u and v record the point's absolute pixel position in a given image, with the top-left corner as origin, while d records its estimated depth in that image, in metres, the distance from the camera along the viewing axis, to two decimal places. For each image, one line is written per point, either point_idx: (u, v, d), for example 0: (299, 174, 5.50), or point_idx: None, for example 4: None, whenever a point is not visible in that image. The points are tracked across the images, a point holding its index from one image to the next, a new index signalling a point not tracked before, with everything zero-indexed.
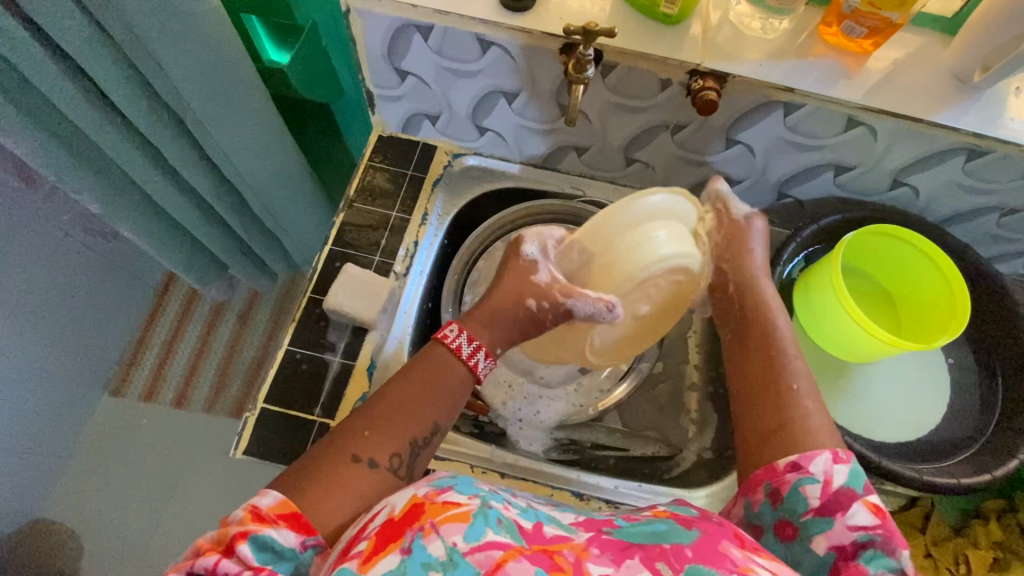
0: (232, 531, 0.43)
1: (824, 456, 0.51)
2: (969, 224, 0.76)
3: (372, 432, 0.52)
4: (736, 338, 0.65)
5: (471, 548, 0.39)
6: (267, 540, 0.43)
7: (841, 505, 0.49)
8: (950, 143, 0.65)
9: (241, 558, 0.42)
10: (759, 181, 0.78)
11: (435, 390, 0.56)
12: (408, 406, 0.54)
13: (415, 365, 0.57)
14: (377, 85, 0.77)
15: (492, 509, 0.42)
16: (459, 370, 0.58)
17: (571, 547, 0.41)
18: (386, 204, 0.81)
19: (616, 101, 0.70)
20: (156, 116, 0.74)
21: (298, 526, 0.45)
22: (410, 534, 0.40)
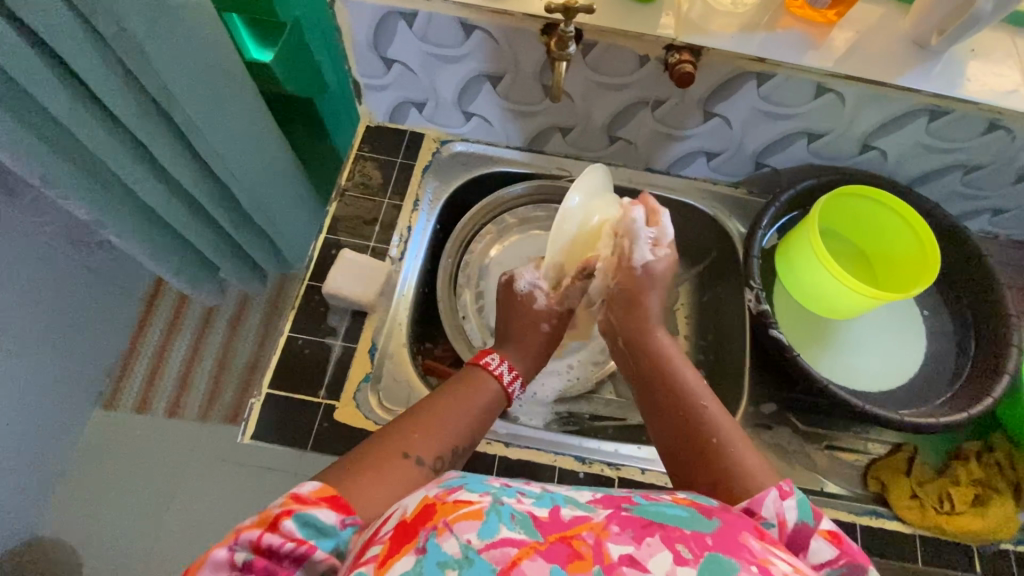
0: (274, 510, 0.43)
1: (772, 494, 0.46)
2: (936, 183, 0.80)
3: (422, 433, 0.55)
4: (649, 397, 0.60)
5: (485, 545, 0.36)
6: (310, 517, 0.43)
7: (799, 544, 0.45)
8: (914, 105, 0.69)
9: (286, 532, 0.42)
10: (737, 153, 0.81)
11: (477, 406, 0.60)
12: (453, 414, 0.58)
13: (455, 384, 0.61)
14: (363, 74, 0.79)
15: (504, 505, 0.40)
16: (492, 385, 0.63)
17: (591, 529, 0.38)
18: (378, 192, 0.82)
19: (597, 79, 0.72)
20: (145, 113, 0.75)
21: (338, 505, 0.45)
22: (422, 534, 0.38)
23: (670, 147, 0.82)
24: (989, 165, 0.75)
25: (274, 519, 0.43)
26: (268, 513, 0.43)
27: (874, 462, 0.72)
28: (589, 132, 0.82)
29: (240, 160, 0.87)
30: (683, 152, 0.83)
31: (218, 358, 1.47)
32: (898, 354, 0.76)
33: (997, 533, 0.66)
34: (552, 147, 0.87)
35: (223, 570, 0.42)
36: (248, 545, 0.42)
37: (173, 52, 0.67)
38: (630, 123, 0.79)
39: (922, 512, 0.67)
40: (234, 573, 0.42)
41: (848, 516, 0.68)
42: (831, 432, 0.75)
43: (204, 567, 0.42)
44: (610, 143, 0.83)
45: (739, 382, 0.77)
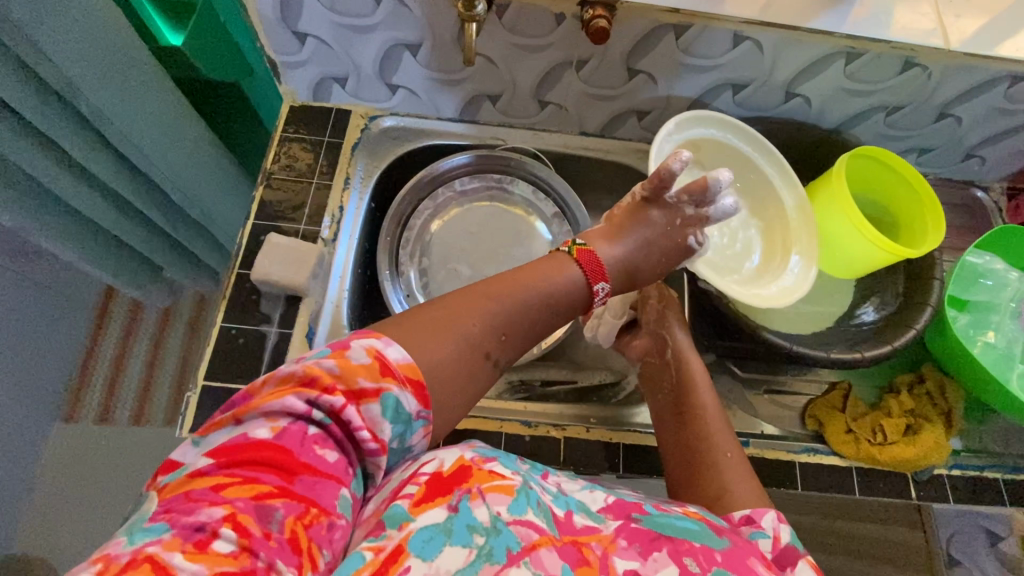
0: (361, 380, 0.40)
1: (770, 515, 0.52)
2: (861, 127, 0.82)
3: (504, 333, 0.50)
4: (669, 412, 0.66)
5: (513, 520, 0.41)
6: (397, 405, 0.41)
7: (788, 561, 0.47)
8: (829, 49, 0.69)
9: (367, 413, 0.40)
10: (667, 109, 0.81)
11: (558, 304, 0.55)
12: (529, 309, 0.52)
13: (530, 270, 0.55)
14: (278, 51, 0.76)
15: (532, 493, 0.44)
16: (575, 276, 0.56)
17: (599, 539, 0.42)
18: (306, 173, 0.80)
19: (517, 42, 0.71)
20: (48, 108, 0.71)
21: (420, 396, 0.43)
22: (456, 494, 0.42)
23: (601, 108, 0.82)
24: (909, 105, 0.77)
25: (363, 393, 0.40)
26: (357, 382, 0.40)
27: (812, 402, 0.74)
28: (518, 98, 0.81)
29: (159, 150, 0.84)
30: (614, 113, 0.82)
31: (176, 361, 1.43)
32: (827, 295, 0.77)
33: (927, 460, 0.69)
34: (484, 115, 0.85)
35: (293, 416, 0.39)
36: (326, 407, 0.39)
37: (61, 34, 0.64)
38: (558, 86, 0.78)
39: (857, 445, 0.70)
40: (307, 423, 0.39)
41: (786, 455, 0.70)
42: (771, 376, 0.76)
43: (277, 402, 0.38)
44: (541, 108, 0.82)
45: None
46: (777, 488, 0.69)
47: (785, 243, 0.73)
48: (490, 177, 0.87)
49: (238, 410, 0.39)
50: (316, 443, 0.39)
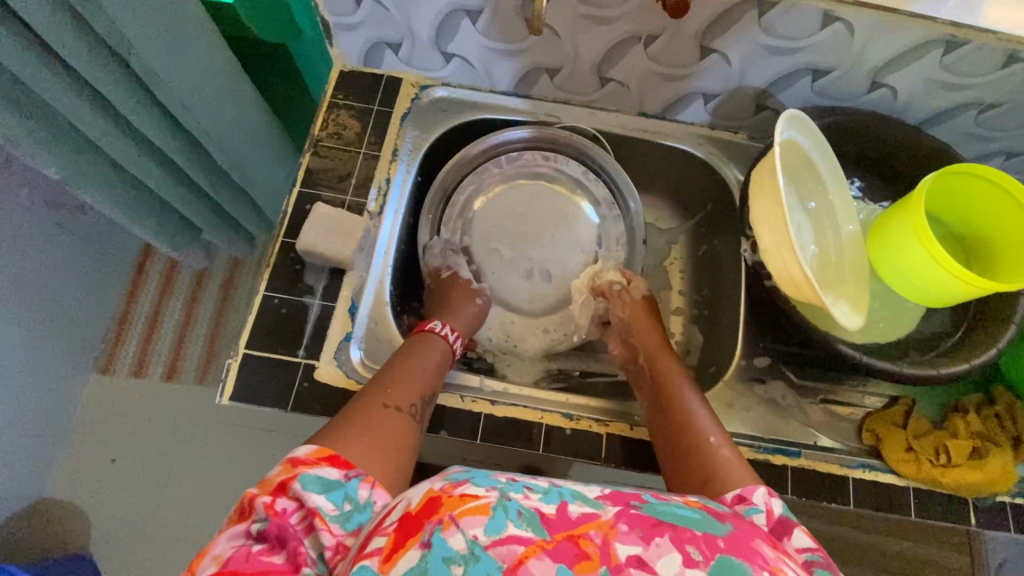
0: (276, 479, 0.48)
1: (761, 490, 0.52)
2: (948, 124, 0.75)
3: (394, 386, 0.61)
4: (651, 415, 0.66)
5: (492, 542, 0.40)
6: (316, 476, 0.48)
7: (783, 531, 0.49)
8: (929, 36, 0.63)
9: (295, 494, 0.46)
10: (737, 92, 0.76)
11: (432, 359, 0.67)
12: (422, 364, 0.65)
13: (402, 350, 0.67)
14: (332, 12, 0.72)
15: (511, 501, 0.42)
16: (442, 344, 0.70)
17: (598, 527, 0.41)
18: (354, 141, 0.78)
19: (585, 13, 0.66)
20: (100, 61, 0.69)
21: (339, 463, 0.50)
22: (428, 527, 0.41)
23: (664, 89, 0.77)
24: (1007, 102, 0.70)
25: (285, 485, 0.47)
26: (275, 481, 0.48)
27: (870, 415, 0.70)
28: (578, 73, 0.76)
29: (209, 112, 0.83)
30: (678, 95, 0.78)
31: (211, 322, 1.45)
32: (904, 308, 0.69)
33: (988, 487, 0.65)
34: (539, 91, 0.81)
35: (234, 546, 0.44)
36: (258, 517, 0.45)
37: None
38: (622, 63, 0.73)
39: (916, 465, 0.66)
40: (250, 543, 0.44)
41: (839, 469, 0.67)
42: (827, 385, 0.72)
43: (220, 542, 0.45)
44: (601, 85, 0.78)
45: (733, 335, 0.74)
46: (825, 502, 0.66)
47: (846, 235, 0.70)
48: (540, 157, 0.84)
49: (192, 567, 0.44)
50: (262, 555, 0.43)
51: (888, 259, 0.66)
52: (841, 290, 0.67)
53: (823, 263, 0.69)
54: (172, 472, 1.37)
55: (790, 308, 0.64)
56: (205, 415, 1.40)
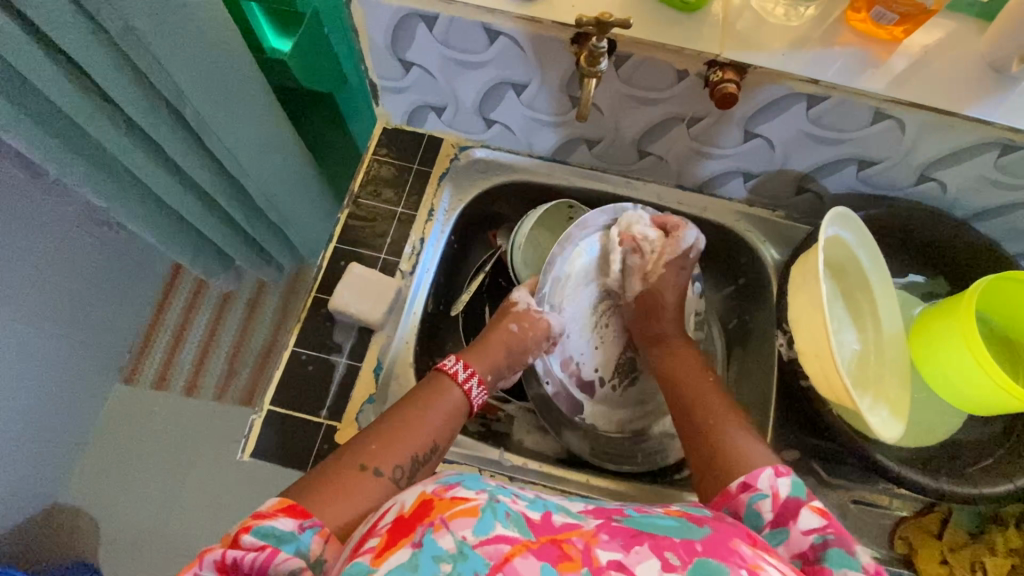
0: (235, 530, 0.48)
1: (767, 473, 0.53)
2: (998, 220, 0.73)
3: (378, 444, 0.56)
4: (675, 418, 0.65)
5: (480, 541, 0.38)
6: (269, 529, 0.47)
7: (790, 514, 0.50)
8: (985, 137, 0.61)
9: (247, 546, 0.46)
10: (778, 174, 0.75)
11: (437, 413, 0.61)
12: (424, 420, 0.59)
13: (416, 395, 0.61)
14: (381, 76, 0.74)
15: (500, 503, 0.42)
16: (457, 392, 0.63)
17: (580, 535, 0.40)
18: (391, 199, 0.80)
19: (629, 93, 0.67)
20: (156, 111, 0.72)
21: (296, 513, 0.49)
22: (420, 528, 0.40)
23: (704, 165, 0.76)
24: None
25: (236, 540, 0.47)
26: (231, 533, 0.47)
27: (903, 519, 0.69)
28: (618, 145, 0.76)
29: (253, 159, 0.85)
30: (717, 171, 0.77)
31: (231, 343, 1.45)
32: (943, 411, 0.67)
33: None
34: (578, 157, 0.81)
35: None
36: (213, 566, 0.46)
37: (182, 49, 0.64)
38: (663, 139, 0.73)
39: None
40: None
41: None
42: (853, 484, 0.70)
43: None
44: (640, 157, 0.78)
45: (762, 422, 0.72)
46: None
47: (874, 317, 0.68)
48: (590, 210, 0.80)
49: None
50: None
51: (921, 339, 0.65)
52: (876, 389, 0.66)
53: (861, 362, 0.67)
54: (177, 495, 1.35)
55: (826, 409, 0.62)
56: (217, 436, 1.39)
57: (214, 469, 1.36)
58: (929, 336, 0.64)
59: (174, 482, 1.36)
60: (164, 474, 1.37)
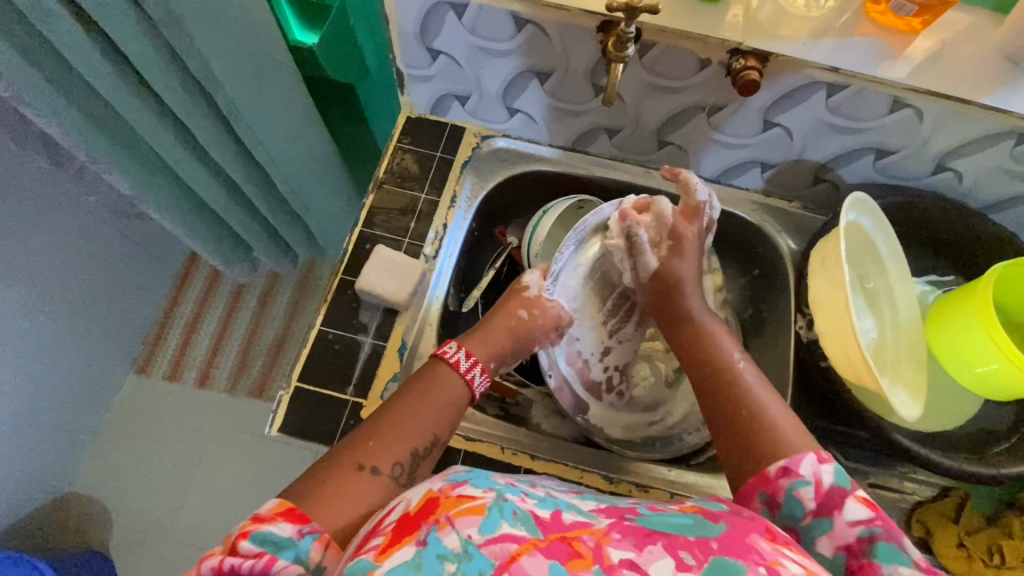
0: (234, 534, 0.45)
1: (810, 456, 0.49)
2: (1012, 211, 0.74)
3: (375, 441, 0.55)
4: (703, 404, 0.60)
5: (485, 541, 0.39)
6: (268, 535, 0.45)
7: (835, 503, 0.47)
8: (1001, 127, 0.63)
9: (244, 553, 0.44)
10: (795, 164, 0.76)
11: (435, 404, 0.59)
12: (421, 412, 0.58)
13: (415, 385, 0.60)
14: (408, 65, 0.76)
15: (507, 501, 0.43)
16: (456, 381, 0.61)
17: (592, 533, 0.42)
18: (415, 185, 0.82)
19: (652, 81, 0.68)
20: (189, 96, 0.74)
21: (295, 518, 0.47)
22: (424, 527, 0.41)
23: (721, 155, 0.78)
24: None
25: (234, 547, 0.45)
26: (231, 538, 0.45)
27: (920, 505, 0.69)
28: (638, 135, 0.78)
29: (280, 146, 0.87)
30: (734, 161, 0.78)
31: (246, 334, 1.46)
32: (957, 398, 0.68)
33: None
34: (597, 147, 0.83)
35: None
36: (211, 574, 0.44)
37: (219, 34, 0.66)
38: (683, 128, 0.75)
39: (968, 564, 0.64)
40: None
41: None
42: (871, 469, 0.70)
43: None
44: (659, 147, 0.79)
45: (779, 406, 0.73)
46: None
47: (892, 303, 0.69)
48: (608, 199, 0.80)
49: None
50: None
51: (938, 326, 0.67)
52: (894, 373, 0.66)
53: (879, 348, 0.67)
54: (192, 483, 1.37)
55: (844, 390, 0.63)
56: (231, 425, 1.41)
57: (228, 458, 1.38)
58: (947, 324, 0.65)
59: (188, 470, 1.38)
60: (178, 462, 1.38)
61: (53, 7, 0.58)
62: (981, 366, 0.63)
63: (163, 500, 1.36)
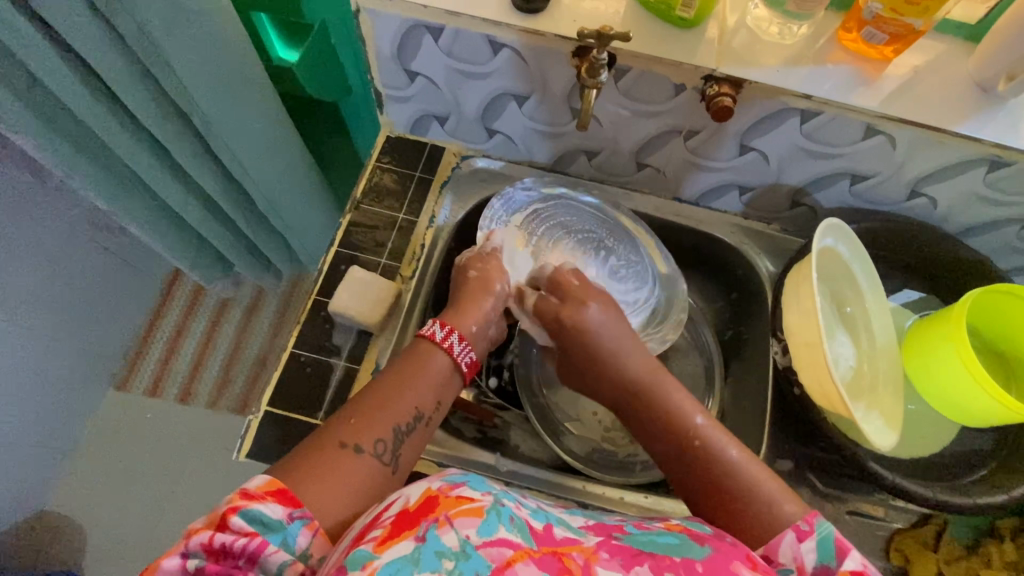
0: (221, 509, 0.44)
1: (788, 536, 0.48)
2: (987, 236, 0.74)
3: (355, 420, 0.53)
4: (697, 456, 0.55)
5: (483, 544, 0.39)
6: (258, 514, 0.43)
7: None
8: (973, 154, 0.63)
9: (236, 530, 0.43)
10: (773, 187, 0.77)
11: (417, 381, 0.57)
12: (401, 391, 0.56)
13: (399, 364, 0.59)
14: (386, 86, 0.76)
15: (504, 507, 0.42)
16: (441, 357, 0.60)
17: (581, 551, 0.41)
18: (393, 205, 0.81)
19: (628, 106, 0.69)
20: (165, 114, 0.74)
21: (286, 500, 0.45)
22: (424, 524, 0.40)
23: (701, 178, 0.78)
24: None
25: (222, 521, 0.43)
26: (218, 511, 0.44)
27: (899, 532, 0.68)
28: (616, 157, 0.78)
29: (258, 165, 0.86)
30: (713, 184, 0.79)
31: (228, 348, 1.44)
32: (932, 427, 0.68)
33: None
34: (576, 168, 0.83)
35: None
36: (199, 549, 0.43)
37: (194, 52, 0.65)
38: (661, 151, 0.75)
39: None
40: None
41: None
42: (850, 497, 0.69)
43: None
44: (638, 169, 0.79)
45: (759, 429, 0.72)
46: None
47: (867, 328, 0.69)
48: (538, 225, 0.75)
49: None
50: None
51: (917, 351, 0.66)
52: (871, 401, 0.66)
53: (856, 376, 0.67)
54: (168, 503, 1.33)
55: (820, 418, 0.63)
56: (211, 443, 1.37)
57: (207, 475, 1.35)
58: (924, 350, 0.65)
59: (164, 489, 1.34)
60: (154, 480, 1.35)
61: (26, 29, 0.58)
62: (955, 390, 0.63)
63: (137, 520, 1.32)
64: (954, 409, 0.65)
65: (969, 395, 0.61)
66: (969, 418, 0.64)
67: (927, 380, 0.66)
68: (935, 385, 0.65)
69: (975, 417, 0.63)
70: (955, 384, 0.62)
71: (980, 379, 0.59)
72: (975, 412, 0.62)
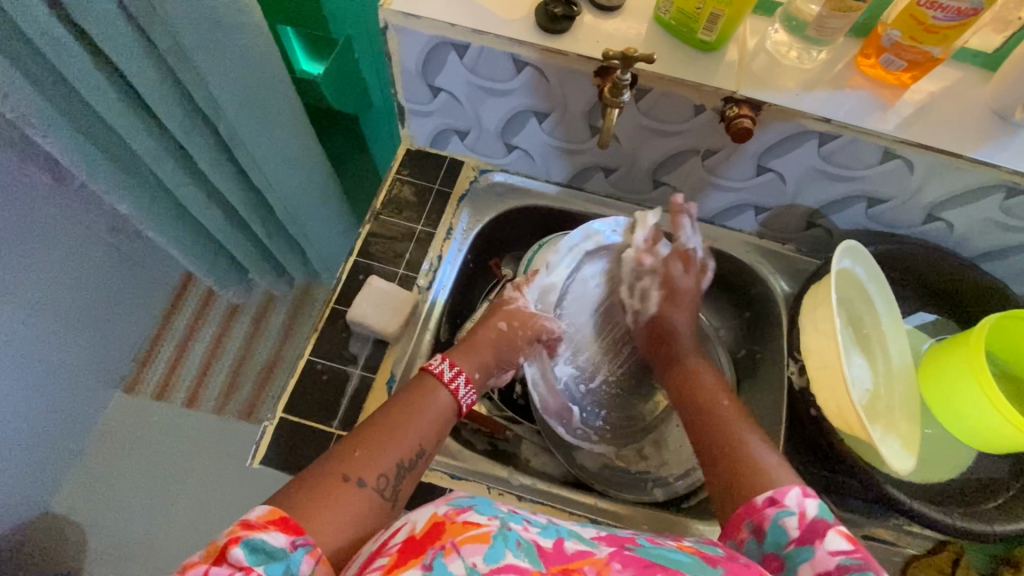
0: (222, 540, 0.44)
1: (795, 489, 0.51)
2: (1002, 262, 0.74)
3: (359, 453, 0.54)
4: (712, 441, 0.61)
5: (490, 569, 0.39)
6: (261, 543, 0.44)
7: (818, 533, 0.48)
8: (990, 180, 0.64)
9: (233, 561, 0.42)
10: (789, 208, 0.77)
11: (421, 418, 0.59)
12: (404, 428, 0.57)
13: (403, 399, 0.60)
14: (409, 100, 0.77)
15: (511, 531, 0.42)
16: (443, 394, 0.61)
17: (592, 564, 0.40)
18: (411, 216, 0.82)
19: (648, 125, 0.70)
20: (192, 121, 0.75)
21: (288, 528, 0.46)
22: (430, 552, 0.40)
23: (717, 197, 0.79)
24: None
25: (222, 553, 0.43)
26: (218, 544, 0.44)
27: (914, 560, 0.67)
28: (633, 174, 0.79)
29: (278, 174, 0.87)
30: (729, 204, 0.79)
31: (237, 354, 1.44)
32: (951, 449, 0.68)
33: None
34: (593, 185, 0.84)
35: None
36: None
37: (225, 63, 0.67)
38: (677, 170, 0.76)
39: None
40: None
41: None
42: (865, 523, 0.68)
43: None
44: (654, 187, 0.80)
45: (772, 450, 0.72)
46: None
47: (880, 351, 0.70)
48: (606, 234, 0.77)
49: None
50: None
51: (931, 373, 0.67)
52: (887, 423, 0.66)
53: (872, 399, 0.67)
54: (173, 507, 1.33)
55: (835, 439, 0.63)
56: (218, 448, 1.37)
57: (212, 481, 1.35)
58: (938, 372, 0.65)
59: (169, 493, 1.34)
60: (160, 484, 1.34)
61: (66, 38, 0.60)
62: (970, 413, 0.63)
63: (141, 525, 1.31)
64: (971, 432, 0.64)
65: (984, 417, 0.61)
66: (986, 441, 0.63)
67: (944, 402, 0.66)
68: (954, 408, 0.64)
69: (991, 440, 0.62)
70: (972, 406, 0.62)
71: (995, 399, 0.59)
72: (992, 434, 0.62)
